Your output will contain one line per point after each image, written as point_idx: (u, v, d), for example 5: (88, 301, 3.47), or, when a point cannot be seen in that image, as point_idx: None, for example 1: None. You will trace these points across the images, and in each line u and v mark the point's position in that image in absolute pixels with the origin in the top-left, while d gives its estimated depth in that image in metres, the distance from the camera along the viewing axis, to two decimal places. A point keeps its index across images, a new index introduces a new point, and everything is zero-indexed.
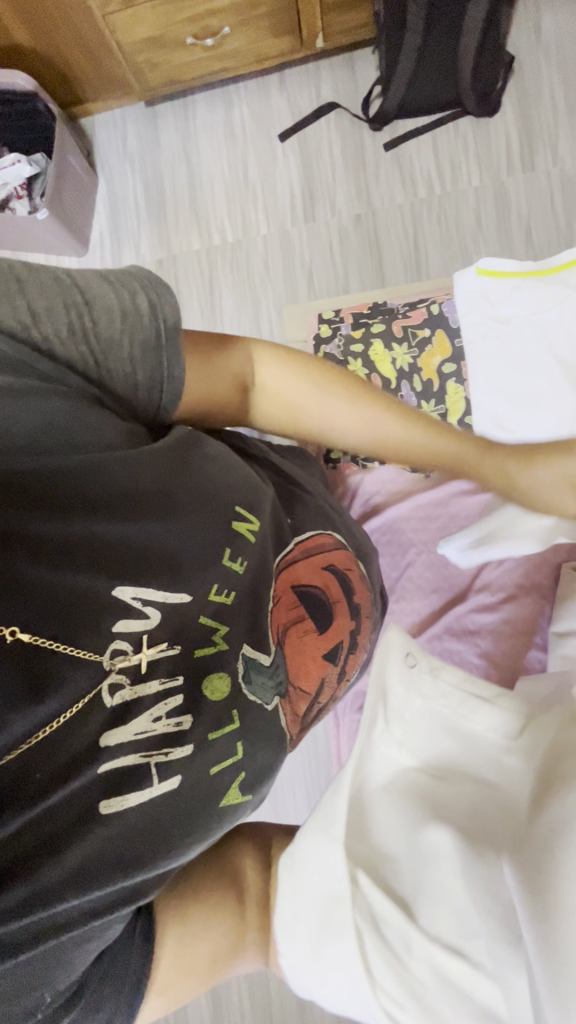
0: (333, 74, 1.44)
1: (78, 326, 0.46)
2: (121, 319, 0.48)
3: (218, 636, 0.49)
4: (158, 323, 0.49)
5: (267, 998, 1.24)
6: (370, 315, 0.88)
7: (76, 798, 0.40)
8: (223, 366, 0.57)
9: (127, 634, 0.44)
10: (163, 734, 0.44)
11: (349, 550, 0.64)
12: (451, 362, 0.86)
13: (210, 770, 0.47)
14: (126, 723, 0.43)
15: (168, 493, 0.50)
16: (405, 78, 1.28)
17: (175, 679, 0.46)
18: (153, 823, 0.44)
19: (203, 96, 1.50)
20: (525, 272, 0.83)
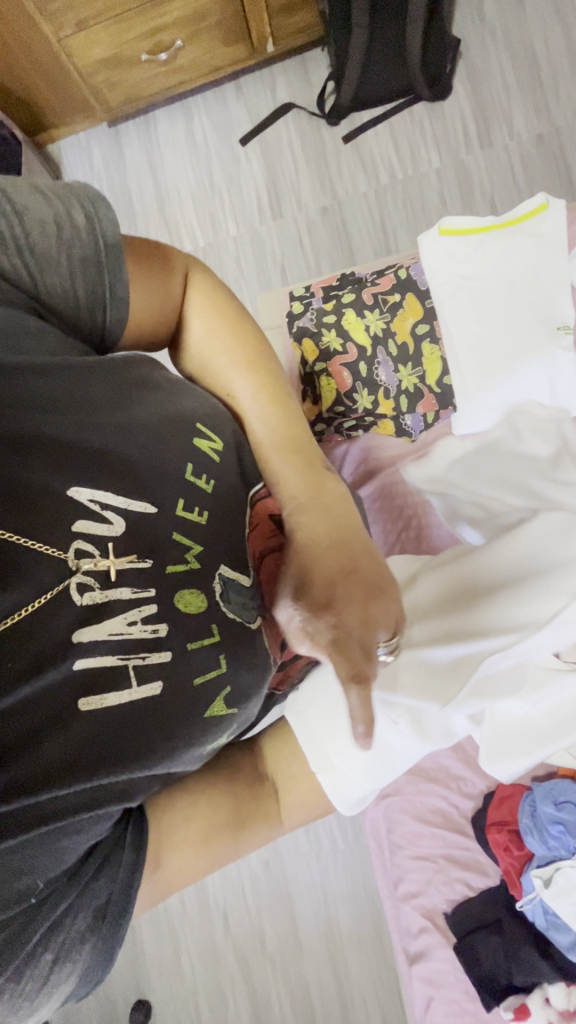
0: (287, 77, 1.48)
1: (9, 234, 0.44)
2: (55, 228, 0.46)
3: (190, 553, 0.48)
4: (97, 239, 0.48)
5: (308, 1003, 1.20)
6: (339, 286, 0.90)
7: (50, 690, 0.39)
8: (157, 292, 0.53)
9: (90, 538, 0.43)
10: (140, 639, 0.43)
11: None
12: (424, 320, 0.86)
13: (194, 680, 0.46)
14: (100, 623, 0.42)
15: (125, 405, 0.49)
16: (356, 72, 1.32)
17: (149, 589, 0.44)
18: (132, 722, 0.42)
19: (163, 111, 1.54)
20: (486, 226, 0.83)
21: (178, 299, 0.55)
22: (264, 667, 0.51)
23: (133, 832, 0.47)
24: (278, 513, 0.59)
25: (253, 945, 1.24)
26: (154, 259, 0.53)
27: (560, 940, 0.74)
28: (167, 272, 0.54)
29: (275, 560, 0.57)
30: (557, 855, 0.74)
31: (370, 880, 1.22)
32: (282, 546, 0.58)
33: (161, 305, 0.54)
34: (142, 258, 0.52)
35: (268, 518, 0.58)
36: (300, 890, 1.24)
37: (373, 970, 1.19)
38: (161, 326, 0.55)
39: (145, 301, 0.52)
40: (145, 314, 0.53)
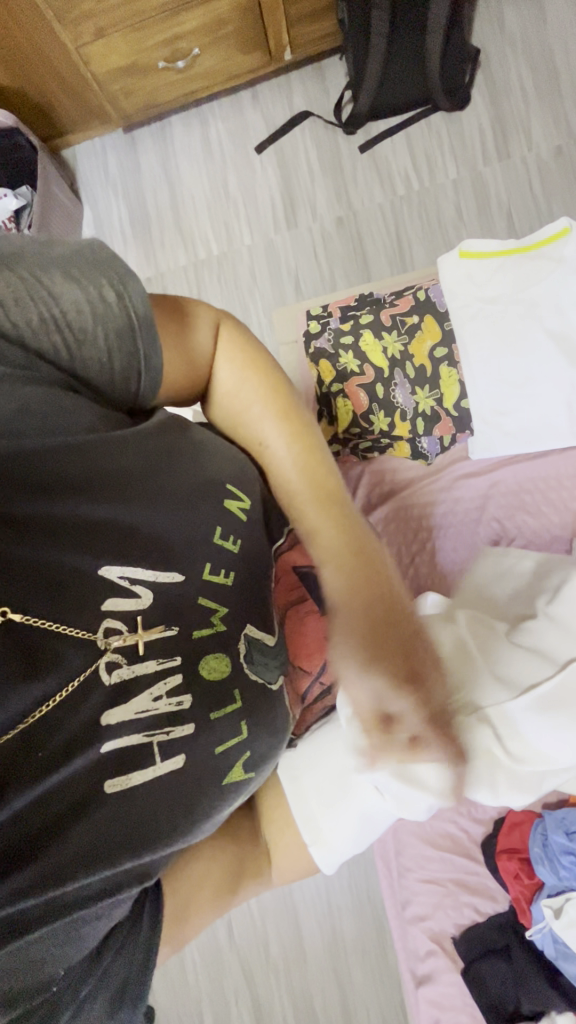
0: (304, 85, 1.47)
1: (46, 316, 0.45)
2: (89, 307, 0.46)
3: (215, 615, 0.50)
4: (130, 312, 0.47)
5: (310, 1015, 1.21)
6: (357, 307, 0.89)
7: (78, 779, 0.42)
8: (189, 350, 0.54)
9: (117, 614, 0.45)
10: (165, 713, 0.45)
11: None
12: (443, 345, 0.86)
13: (215, 748, 0.48)
14: (127, 702, 0.44)
15: (156, 475, 0.50)
16: (374, 83, 1.31)
17: (174, 658, 0.46)
18: (154, 803, 0.45)
19: (179, 118, 1.53)
20: (507, 250, 0.83)
21: (208, 353, 0.57)
22: (283, 727, 0.53)
23: (149, 907, 0.51)
24: (300, 567, 0.63)
25: (257, 954, 1.25)
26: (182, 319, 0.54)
27: (569, 968, 0.74)
28: (197, 327, 0.55)
29: (296, 611, 0.63)
30: (568, 886, 0.74)
31: (375, 895, 1.22)
32: (303, 597, 0.63)
33: (193, 361, 0.55)
34: (174, 319, 0.53)
35: (290, 572, 0.63)
36: (305, 902, 1.24)
37: (376, 983, 1.20)
38: (194, 378, 0.57)
39: (177, 360, 0.54)
40: (179, 372, 0.54)
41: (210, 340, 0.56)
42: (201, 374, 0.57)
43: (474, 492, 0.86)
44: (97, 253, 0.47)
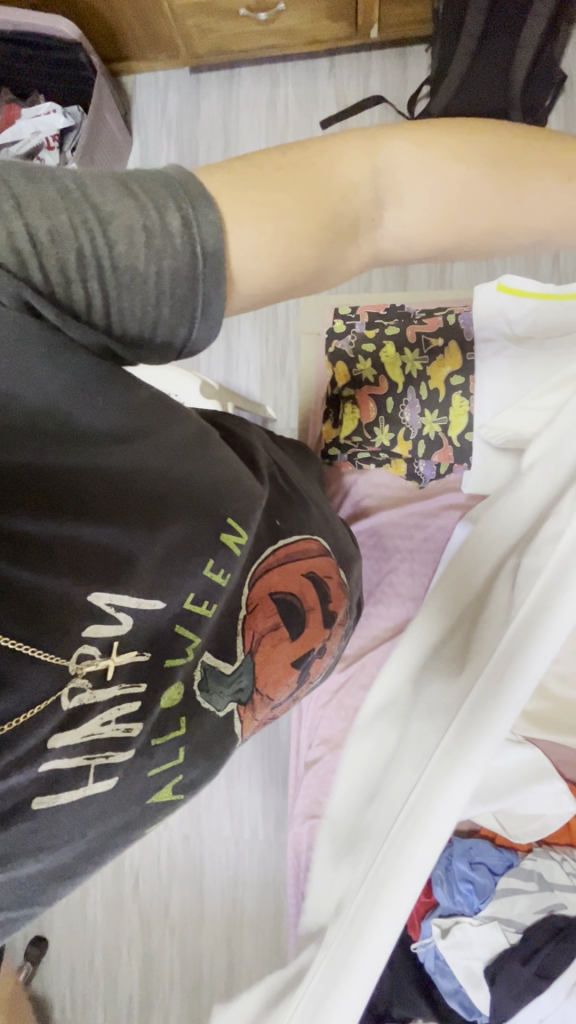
0: (383, 67, 1.41)
1: (88, 254, 0.37)
2: (144, 239, 0.37)
3: (189, 646, 0.50)
4: (195, 249, 0.38)
5: (196, 976, 1.26)
6: (385, 316, 0.89)
7: (14, 791, 0.39)
8: (286, 223, 0.40)
9: (94, 641, 0.43)
10: (111, 738, 0.44)
11: (331, 557, 0.69)
12: (460, 374, 0.85)
13: (150, 773, 0.47)
14: (78, 725, 0.42)
15: (159, 498, 0.50)
16: (454, 84, 1.26)
17: (139, 688, 0.46)
18: (75, 821, 0.42)
19: (249, 71, 1.47)
20: (544, 294, 0.81)
21: (348, 196, 0.41)
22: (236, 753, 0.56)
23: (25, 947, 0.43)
24: (276, 591, 0.60)
25: (157, 909, 1.30)
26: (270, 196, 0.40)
27: (444, 984, 0.78)
28: (298, 187, 0.40)
29: (270, 640, 0.60)
30: (460, 911, 0.78)
31: (280, 882, 1.26)
32: (277, 625, 0.60)
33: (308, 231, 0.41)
34: (249, 190, 0.39)
35: (266, 599, 0.59)
36: (212, 868, 1.29)
37: (264, 962, 1.24)
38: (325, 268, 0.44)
39: (269, 250, 0.40)
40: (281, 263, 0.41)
41: (345, 174, 0.41)
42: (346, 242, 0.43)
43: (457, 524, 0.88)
44: (168, 175, 0.38)
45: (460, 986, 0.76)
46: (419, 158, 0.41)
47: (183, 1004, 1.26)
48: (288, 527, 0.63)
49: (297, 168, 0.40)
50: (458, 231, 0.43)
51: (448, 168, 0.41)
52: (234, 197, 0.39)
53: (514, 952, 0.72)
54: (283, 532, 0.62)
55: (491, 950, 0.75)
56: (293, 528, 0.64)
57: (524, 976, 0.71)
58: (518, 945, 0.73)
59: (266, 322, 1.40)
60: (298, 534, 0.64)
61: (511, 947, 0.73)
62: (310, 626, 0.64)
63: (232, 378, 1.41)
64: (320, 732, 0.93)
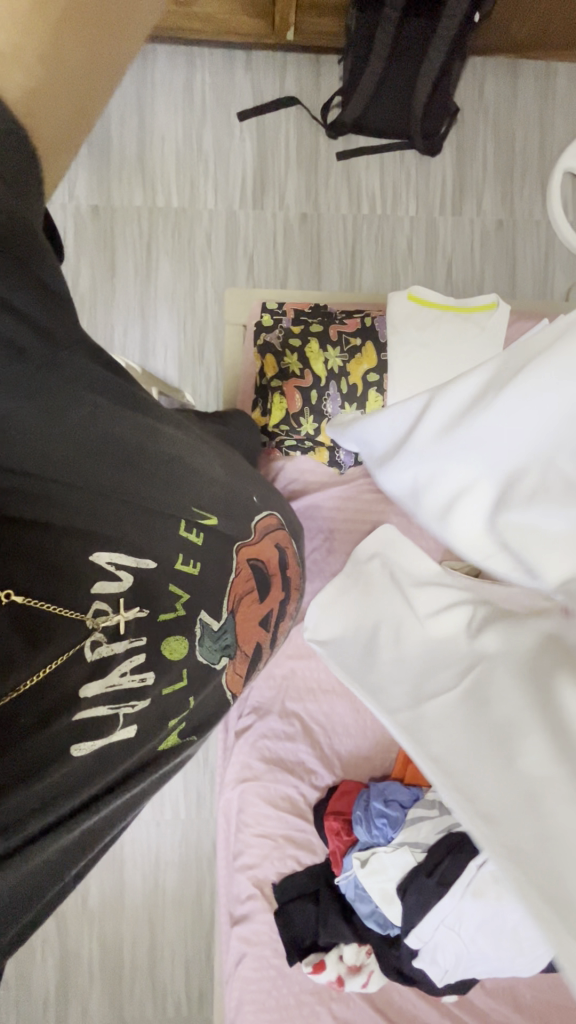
0: (297, 71, 1.43)
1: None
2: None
3: (179, 601, 0.56)
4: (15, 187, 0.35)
5: (117, 957, 1.28)
6: (310, 314, 0.96)
7: (57, 734, 0.43)
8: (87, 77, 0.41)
9: (104, 596, 0.48)
10: (129, 688, 0.49)
11: (287, 532, 0.80)
12: (375, 372, 0.94)
13: (168, 720, 0.55)
14: (104, 675, 0.47)
15: (137, 475, 0.55)
16: (365, 98, 1.31)
17: (142, 639, 0.51)
18: (115, 746, 0.49)
19: (164, 49, 1.40)
20: (446, 305, 0.95)
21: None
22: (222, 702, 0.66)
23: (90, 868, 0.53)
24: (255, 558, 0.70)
25: (74, 903, 1.28)
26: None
27: (362, 908, 0.89)
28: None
29: (249, 600, 0.69)
30: (376, 841, 0.89)
31: (202, 856, 1.30)
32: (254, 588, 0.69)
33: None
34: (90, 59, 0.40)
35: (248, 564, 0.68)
36: (131, 854, 1.29)
37: (187, 931, 1.30)
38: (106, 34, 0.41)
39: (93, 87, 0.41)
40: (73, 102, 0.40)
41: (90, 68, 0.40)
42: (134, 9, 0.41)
43: (372, 507, 0.99)
44: None
45: (376, 905, 0.88)
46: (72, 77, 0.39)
47: (104, 987, 1.28)
48: (256, 501, 0.73)
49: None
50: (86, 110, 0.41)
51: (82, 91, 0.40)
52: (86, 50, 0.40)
53: (421, 868, 0.85)
54: (259, 506, 0.73)
55: (402, 870, 0.86)
56: (262, 503, 0.75)
57: (429, 886, 0.83)
58: (424, 861, 0.86)
59: (184, 311, 1.41)
60: (265, 510, 0.75)
61: (418, 864, 0.86)
62: (275, 589, 0.75)
63: (149, 361, 1.40)
64: (249, 703, 1.00)
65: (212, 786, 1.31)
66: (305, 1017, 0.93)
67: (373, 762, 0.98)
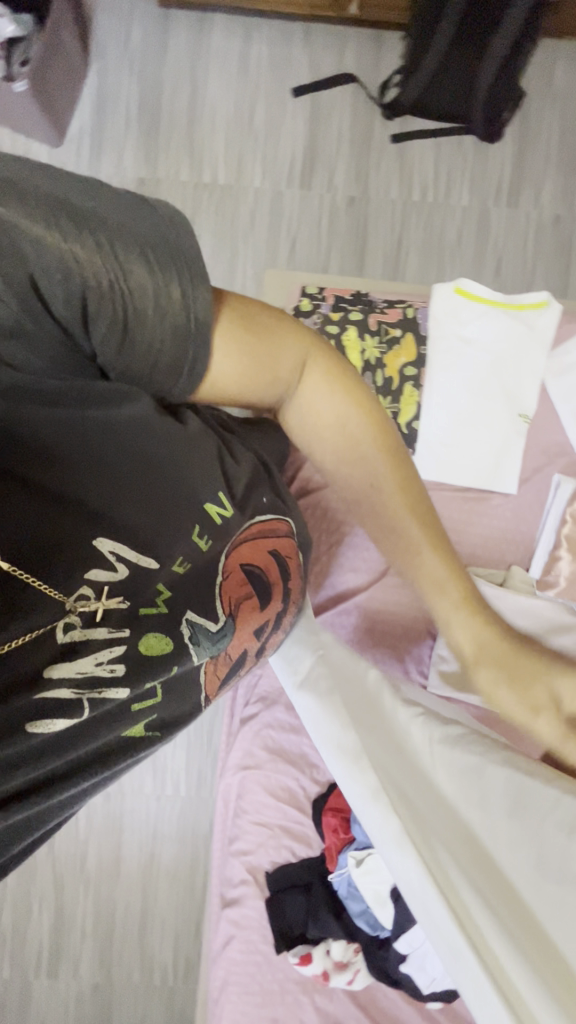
0: (357, 47, 1.37)
1: (104, 284, 0.46)
2: (156, 301, 0.49)
3: (161, 596, 0.57)
4: (188, 317, 0.51)
5: (110, 921, 1.31)
6: (350, 301, 0.93)
7: (7, 712, 0.44)
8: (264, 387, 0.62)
9: (89, 582, 0.52)
10: (99, 676, 0.50)
11: (297, 535, 0.72)
12: (414, 365, 0.91)
13: (131, 710, 0.54)
14: (71, 660, 0.48)
15: (146, 474, 0.58)
16: (425, 78, 1.26)
17: (121, 631, 0.52)
18: (62, 735, 0.48)
19: (222, 19, 1.37)
20: (494, 301, 0.91)
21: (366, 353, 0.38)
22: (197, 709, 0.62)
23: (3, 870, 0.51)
24: (247, 561, 0.65)
25: (72, 865, 1.31)
26: (262, 321, 0.60)
27: (354, 906, 0.89)
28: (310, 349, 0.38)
29: (239, 607, 0.63)
30: (372, 842, 0.87)
31: (199, 836, 1.32)
32: (246, 594, 0.64)
33: None
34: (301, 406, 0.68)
35: (239, 567, 0.64)
36: (130, 825, 1.31)
37: (179, 905, 1.32)
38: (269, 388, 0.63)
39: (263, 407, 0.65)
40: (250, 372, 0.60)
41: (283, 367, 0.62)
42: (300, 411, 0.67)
43: None
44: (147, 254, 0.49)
45: (368, 906, 0.87)
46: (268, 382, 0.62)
47: (95, 948, 1.31)
48: (279, 504, 0.69)
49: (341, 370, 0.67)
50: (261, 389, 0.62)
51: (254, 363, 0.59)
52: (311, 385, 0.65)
53: None
54: (278, 503, 0.69)
55: None
56: (282, 505, 0.70)
57: None
58: None
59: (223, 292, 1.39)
60: (278, 511, 0.68)
61: None
62: (273, 597, 0.68)
63: None
64: (257, 693, 0.99)
65: (214, 768, 1.32)
66: (289, 1006, 0.94)
67: None
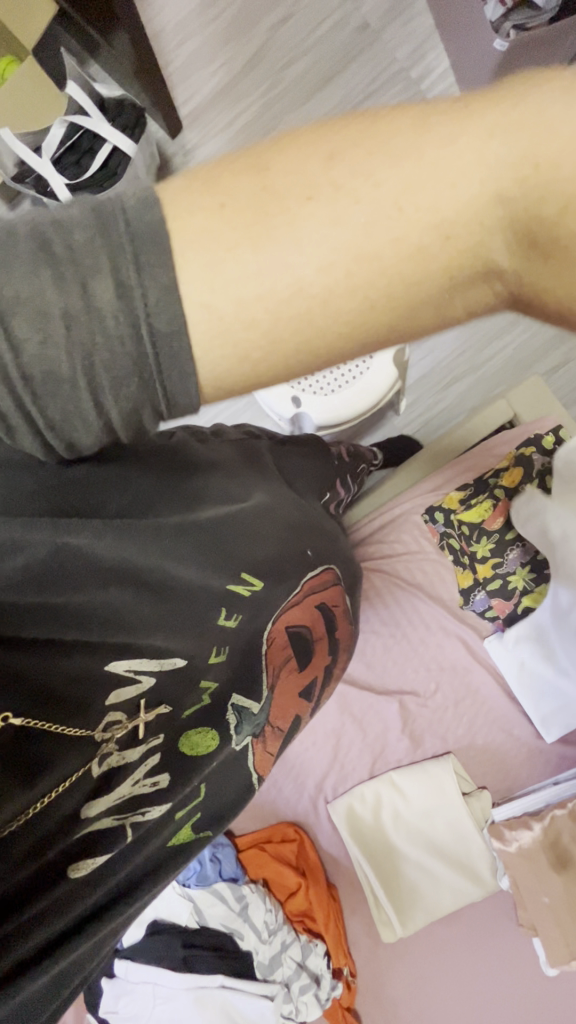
0: None
1: (1, 346, 0.22)
2: (66, 330, 0.23)
3: (204, 692, 0.48)
4: (138, 326, 0.24)
5: None
6: None
7: (30, 874, 0.35)
8: (327, 277, 0.24)
9: (121, 704, 0.40)
10: (138, 795, 0.42)
11: (339, 588, 0.72)
12: None
13: (176, 815, 0.49)
14: (108, 792, 0.39)
15: (182, 567, 0.47)
16: None
17: (157, 741, 0.44)
18: (117, 854, 0.42)
19: None
20: None
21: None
22: (245, 792, 0.61)
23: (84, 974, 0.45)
24: (294, 625, 0.61)
25: None
26: (243, 164, 0.24)
27: None
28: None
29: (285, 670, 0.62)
30: (174, 872, 0.85)
31: None
32: (289, 656, 0.62)
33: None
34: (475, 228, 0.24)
35: (284, 635, 0.60)
36: None
37: None
38: (401, 299, 0.25)
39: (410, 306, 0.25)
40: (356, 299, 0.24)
41: (374, 219, 0.23)
42: (418, 316, 0.26)
43: (446, 652, 0.89)
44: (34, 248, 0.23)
45: None
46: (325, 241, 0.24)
47: None
48: (320, 549, 0.66)
49: (381, 137, 0.24)
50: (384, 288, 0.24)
51: (283, 237, 0.23)
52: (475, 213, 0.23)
53: (184, 932, 0.82)
54: (318, 557, 0.65)
55: (168, 913, 0.83)
56: (319, 551, 0.66)
57: (176, 953, 0.81)
58: (190, 930, 0.83)
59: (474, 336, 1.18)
60: (320, 565, 0.65)
61: (185, 926, 0.83)
62: (318, 654, 0.69)
63: None
64: None
65: None
66: None
67: None
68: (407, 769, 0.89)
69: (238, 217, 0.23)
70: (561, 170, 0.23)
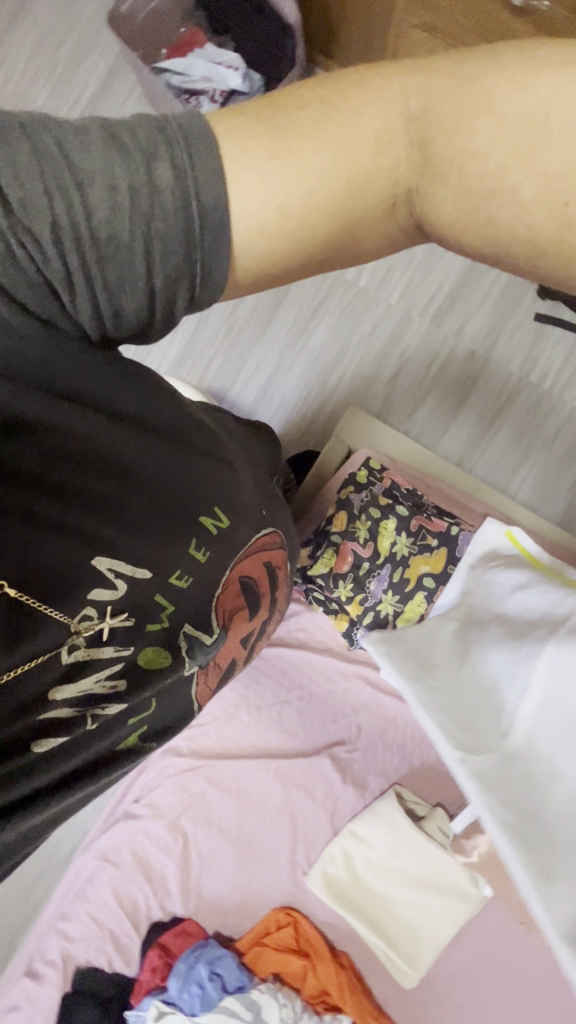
0: None
1: (64, 222, 0.32)
2: (131, 201, 0.32)
3: (164, 615, 0.52)
4: (189, 204, 0.33)
5: None
6: (403, 494, 0.93)
7: (21, 727, 0.43)
8: (279, 211, 0.33)
9: (96, 602, 0.47)
10: (101, 695, 0.48)
11: (285, 549, 0.69)
12: (433, 579, 0.88)
13: (128, 719, 0.51)
14: (77, 680, 0.46)
15: (150, 488, 0.53)
16: None
17: (126, 649, 0.49)
18: (75, 746, 0.47)
19: None
20: None
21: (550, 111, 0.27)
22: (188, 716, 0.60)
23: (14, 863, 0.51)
24: (242, 571, 0.61)
25: None
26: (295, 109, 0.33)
27: None
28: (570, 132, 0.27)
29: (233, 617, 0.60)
30: (180, 1007, 0.88)
31: None
32: (239, 606, 0.61)
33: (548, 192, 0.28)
34: (314, 142, 0.32)
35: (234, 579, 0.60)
36: None
37: None
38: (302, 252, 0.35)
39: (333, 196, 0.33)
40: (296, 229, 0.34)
41: (306, 167, 0.32)
42: (374, 217, 0.34)
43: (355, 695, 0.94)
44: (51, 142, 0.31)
45: None
46: (304, 170, 0.32)
47: None
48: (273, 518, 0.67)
49: (309, 116, 0.32)
50: (308, 220, 0.33)
51: (255, 177, 0.33)
52: (305, 141, 0.32)
53: None
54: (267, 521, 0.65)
55: None
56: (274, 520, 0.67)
57: None
58: None
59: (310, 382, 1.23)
60: (271, 525, 0.66)
61: None
62: (263, 606, 0.66)
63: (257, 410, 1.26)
64: (151, 795, 0.98)
65: None
66: None
67: (225, 919, 0.94)
68: (361, 815, 0.92)
69: (265, 140, 0.32)
70: (450, 114, 0.30)
